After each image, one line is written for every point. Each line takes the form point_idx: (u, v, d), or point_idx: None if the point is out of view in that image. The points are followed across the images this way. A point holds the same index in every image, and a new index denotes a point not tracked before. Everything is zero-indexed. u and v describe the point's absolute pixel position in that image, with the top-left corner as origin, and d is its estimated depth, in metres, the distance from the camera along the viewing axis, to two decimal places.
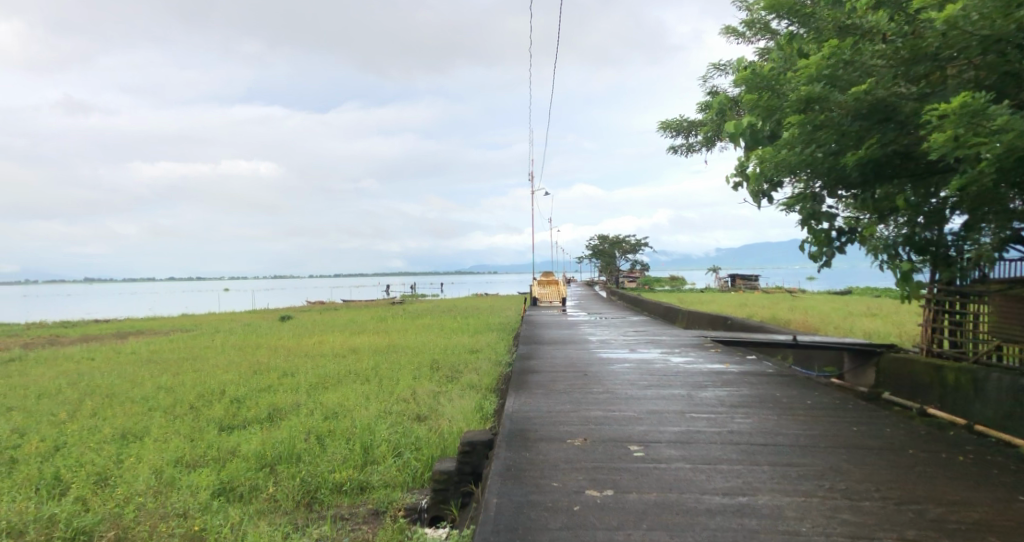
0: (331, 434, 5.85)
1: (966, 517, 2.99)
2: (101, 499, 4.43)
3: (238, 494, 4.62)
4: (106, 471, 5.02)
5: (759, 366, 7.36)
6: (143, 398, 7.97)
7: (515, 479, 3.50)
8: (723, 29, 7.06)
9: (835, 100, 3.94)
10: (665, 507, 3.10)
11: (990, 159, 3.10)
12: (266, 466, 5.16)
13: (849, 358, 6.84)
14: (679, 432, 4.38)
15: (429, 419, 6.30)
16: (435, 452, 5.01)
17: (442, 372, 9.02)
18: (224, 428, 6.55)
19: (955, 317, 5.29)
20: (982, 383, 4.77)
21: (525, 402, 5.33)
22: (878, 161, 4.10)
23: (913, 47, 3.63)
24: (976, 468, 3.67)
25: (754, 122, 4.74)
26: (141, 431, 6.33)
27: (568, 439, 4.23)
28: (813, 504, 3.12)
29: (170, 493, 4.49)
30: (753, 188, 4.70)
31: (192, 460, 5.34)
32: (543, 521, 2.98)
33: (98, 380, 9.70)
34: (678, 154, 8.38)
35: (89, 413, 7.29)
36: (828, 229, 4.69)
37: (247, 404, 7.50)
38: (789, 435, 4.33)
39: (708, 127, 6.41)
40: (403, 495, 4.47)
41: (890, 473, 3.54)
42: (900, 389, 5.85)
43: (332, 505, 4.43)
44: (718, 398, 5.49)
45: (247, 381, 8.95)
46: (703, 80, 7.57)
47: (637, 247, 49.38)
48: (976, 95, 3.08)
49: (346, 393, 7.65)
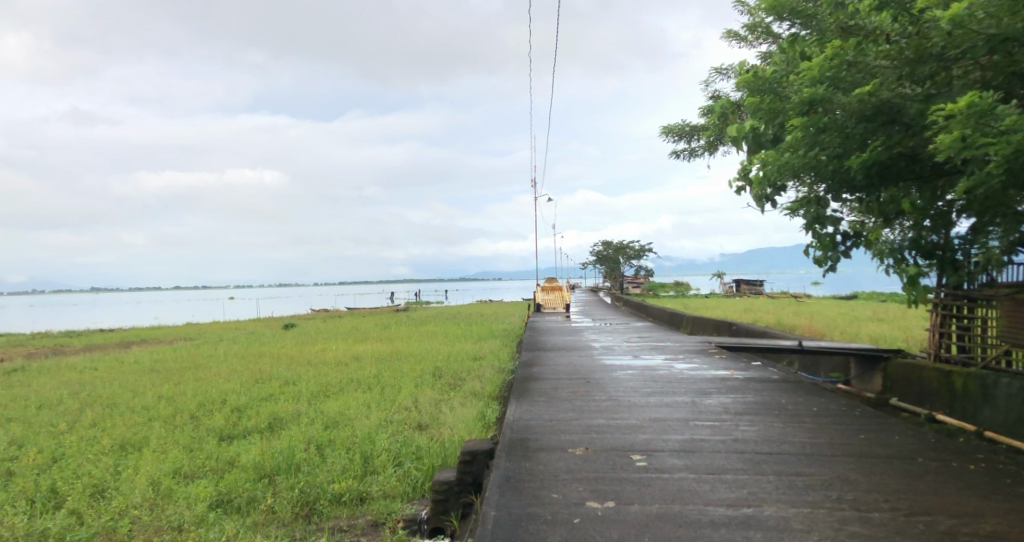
0: (331, 443, 5.79)
1: (978, 529, 2.90)
2: (96, 512, 4.38)
3: (236, 505, 4.56)
4: (103, 483, 4.98)
5: (764, 372, 7.29)
6: (145, 408, 7.95)
7: (515, 491, 3.43)
8: (725, 34, 7.04)
9: (838, 102, 3.88)
10: (668, 520, 3.02)
11: (997, 160, 3.02)
12: (265, 477, 5.10)
13: (856, 363, 6.74)
14: (683, 440, 4.31)
15: (430, 427, 6.24)
16: (436, 461, 4.95)
17: (445, 379, 8.97)
18: (224, 438, 6.50)
19: (963, 322, 5.20)
20: (992, 389, 4.67)
21: (527, 410, 5.26)
22: (883, 163, 4.02)
23: (918, 48, 3.52)
24: (988, 478, 3.58)
25: (757, 125, 4.71)
26: (141, 442, 6.29)
27: (569, 448, 4.17)
28: (820, 516, 3.03)
29: (166, 505, 4.44)
30: (755, 192, 4.66)
31: (191, 470, 5.29)
32: (542, 534, 2.91)
33: (100, 390, 9.68)
34: (680, 159, 8.33)
35: (89, 424, 7.27)
36: (832, 233, 4.63)
37: (249, 413, 7.45)
38: (796, 443, 4.25)
39: (711, 132, 6.35)
40: (403, 506, 4.39)
41: (898, 483, 3.46)
42: (908, 395, 5.75)
43: (332, 516, 4.36)
44: (723, 405, 5.40)
45: (250, 389, 8.91)
46: (705, 84, 7.56)
47: (642, 253, 49.32)
48: (984, 95, 3.01)
49: (347, 402, 7.59)
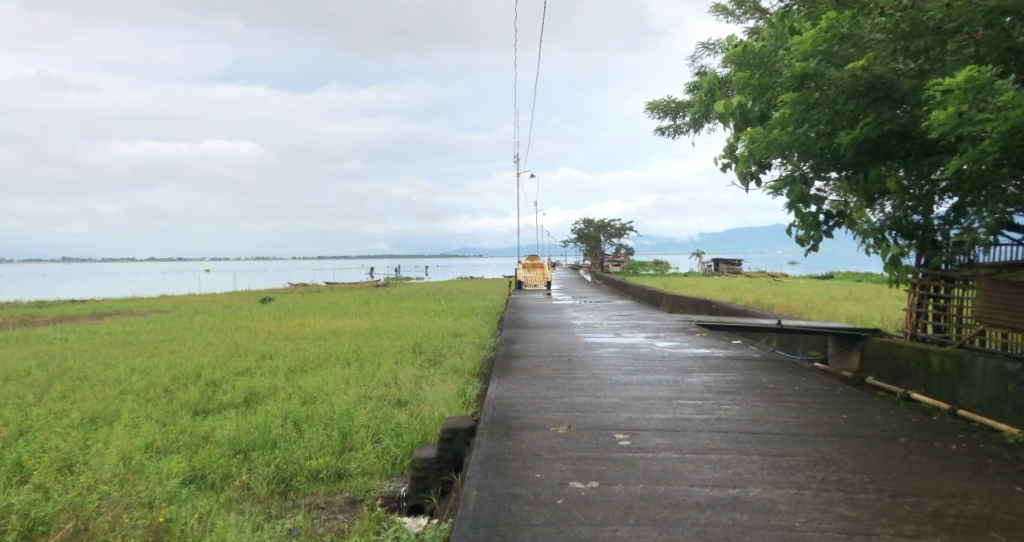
0: (309, 419, 5.67)
1: (964, 510, 2.89)
2: (62, 487, 4.25)
3: (210, 482, 4.46)
4: (71, 457, 4.84)
5: (744, 351, 7.29)
6: (116, 381, 7.76)
7: (496, 470, 3.36)
8: (712, 8, 6.92)
9: (831, 77, 3.80)
10: (652, 500, 2.97)
11: (993, 137, 2.95)
12: (240, 453, 4.99)
13: (834, 342, 6.76)
14: (666, 419, 4.27)
15: (410, 404, 6.16)
16: (416, 438, 4.87)
17: (425, 356, 8.86)
18: (198, 412, 6.36)
19: (940, 302, 5.21)
20: (968, 368, 4.68)
21: (509, 388, 5.19)
22: (873, 141, 3.93)
23: (914, 21, 3.42)
24: (971, 458, 3.60)
25: (744, 102, 4.62)
26: (111, 415, 6.13)
27: (552, 427, 4.10)
28: (806, 497, 3.01)
29: (137, 481, 4.32)
30: (740, 169, 4.58)
31: (164, 445, 5.17)
32: (525, 516, 2.84)
33: (70, 361, 9.42)
34: (665, 136, 8.24)
35: (58, 396, 7.09)
36: (815, 213, 4.58)
37: (224, 387, 7.30)
38: (779, 422, 4.24)
39: (696, 108, 6.24)
40: (382, 483, 4.30)
41: (882, 464, 3.46)
42: (883, 374, 5.78)
43: (308, 493, 4.27)
44: (705, 384, 5.38)
45: (225, 363, 8.76)
46: (692, 59, 7.45)
47: (623, 231, 49.42)
48: (982, 69, 2.93)
49: (325, 377, 7.47)
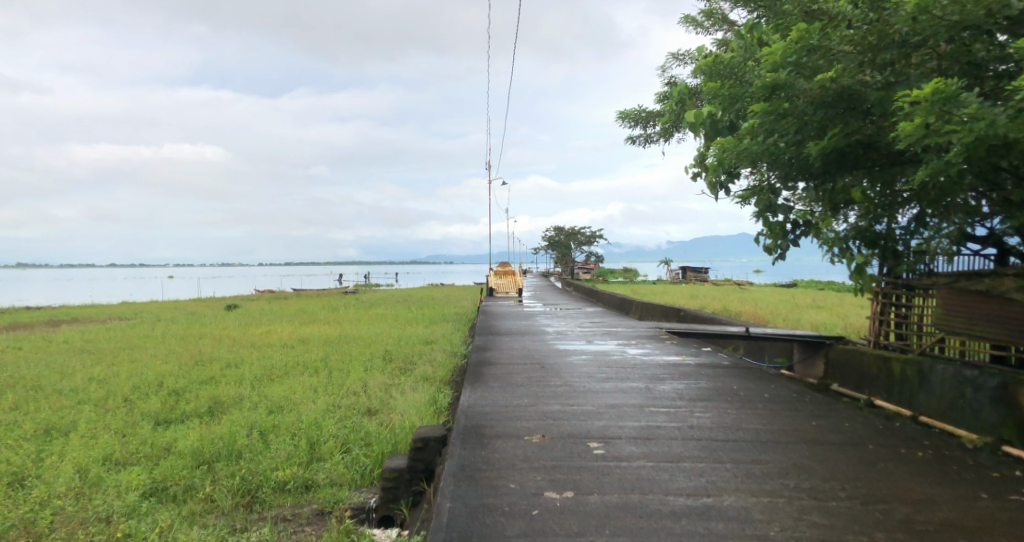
0: (275, 429, 5.54)
1: (932, 517, 2.93)
2: (14, 502, 4.05)
3: (172, 494, 4.31)
4: (23, 471, 4.63)
5: (712, 358, 7.35)
6: (72, 391, 7.48)
7: (470, 481, 3.30)
8: (682, 19, 7.01)
9: (800, 87, 3.86)
10: (627, 510, 2.96)
11: (959, 148, 3.00)
12: (204, 464, 4.83)
13: (800, 349, 6.86)
14: (639, 427, 4.27)
15: (380, 413, 6.06)
16: (386, 448, 4.79)
17: (395, 364, 8.73)
18: (160, 423, 6.16)
19: (901, 311, 5.32)
20: (927, 374, 4.78)
21: (481, 396, 5.15)
22: (841, 151, 3.98)
23: (881, 33, 3.54)
24: (936, 465, 3.66)
25: (715, 111, 4.66)
26: (67, 427, 5.90)
27: (524, 436, 4.06)
28: (779, 505, 3.02)
29: (93, 495, 4.16)
30: (710, 178, 4.62)
31: (123, 456, 4.98)
32: (499, 527, 2.79)
33: (24, 371, 9.06)
34: (635, 145, 8.30)
35: (10, 407, 6.79)
36: (783, 222, 4.66)
37: (187, 396, 7.09)
38: (750, 429, 4.27)
39: (667, 117, 6.30)
40: (351, 494, 4.20)
41: (851, 470, 3.50)
42: (847, 381, 5.86)
43: (274, 505, 4.15)
44: (677, 391, 5.40)
45: (188, 371, 8.52)
46: (661, 68, 7.54)
47: (593, 239, 49.86)
48: (948, 81, 2.99)
49: (293, 386, 7.31)
